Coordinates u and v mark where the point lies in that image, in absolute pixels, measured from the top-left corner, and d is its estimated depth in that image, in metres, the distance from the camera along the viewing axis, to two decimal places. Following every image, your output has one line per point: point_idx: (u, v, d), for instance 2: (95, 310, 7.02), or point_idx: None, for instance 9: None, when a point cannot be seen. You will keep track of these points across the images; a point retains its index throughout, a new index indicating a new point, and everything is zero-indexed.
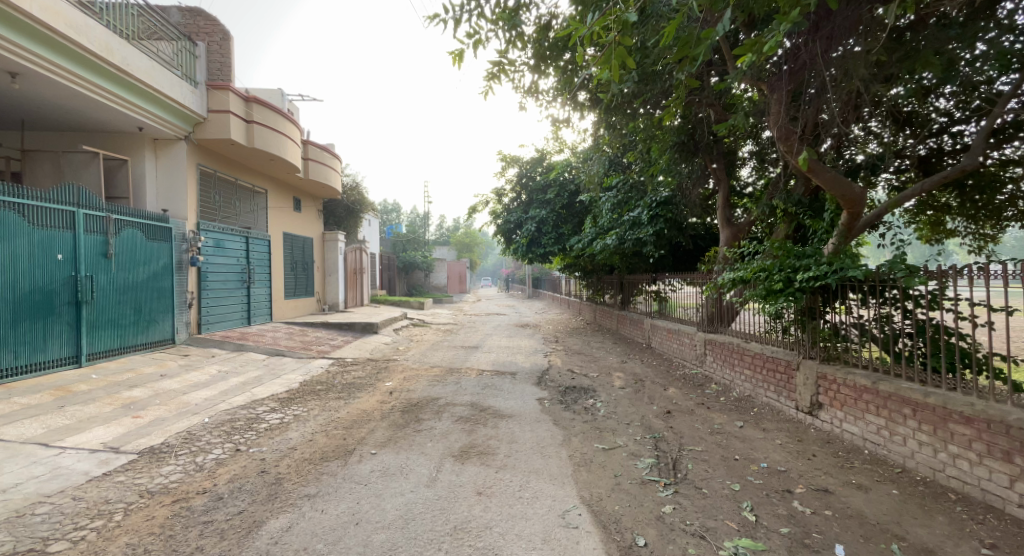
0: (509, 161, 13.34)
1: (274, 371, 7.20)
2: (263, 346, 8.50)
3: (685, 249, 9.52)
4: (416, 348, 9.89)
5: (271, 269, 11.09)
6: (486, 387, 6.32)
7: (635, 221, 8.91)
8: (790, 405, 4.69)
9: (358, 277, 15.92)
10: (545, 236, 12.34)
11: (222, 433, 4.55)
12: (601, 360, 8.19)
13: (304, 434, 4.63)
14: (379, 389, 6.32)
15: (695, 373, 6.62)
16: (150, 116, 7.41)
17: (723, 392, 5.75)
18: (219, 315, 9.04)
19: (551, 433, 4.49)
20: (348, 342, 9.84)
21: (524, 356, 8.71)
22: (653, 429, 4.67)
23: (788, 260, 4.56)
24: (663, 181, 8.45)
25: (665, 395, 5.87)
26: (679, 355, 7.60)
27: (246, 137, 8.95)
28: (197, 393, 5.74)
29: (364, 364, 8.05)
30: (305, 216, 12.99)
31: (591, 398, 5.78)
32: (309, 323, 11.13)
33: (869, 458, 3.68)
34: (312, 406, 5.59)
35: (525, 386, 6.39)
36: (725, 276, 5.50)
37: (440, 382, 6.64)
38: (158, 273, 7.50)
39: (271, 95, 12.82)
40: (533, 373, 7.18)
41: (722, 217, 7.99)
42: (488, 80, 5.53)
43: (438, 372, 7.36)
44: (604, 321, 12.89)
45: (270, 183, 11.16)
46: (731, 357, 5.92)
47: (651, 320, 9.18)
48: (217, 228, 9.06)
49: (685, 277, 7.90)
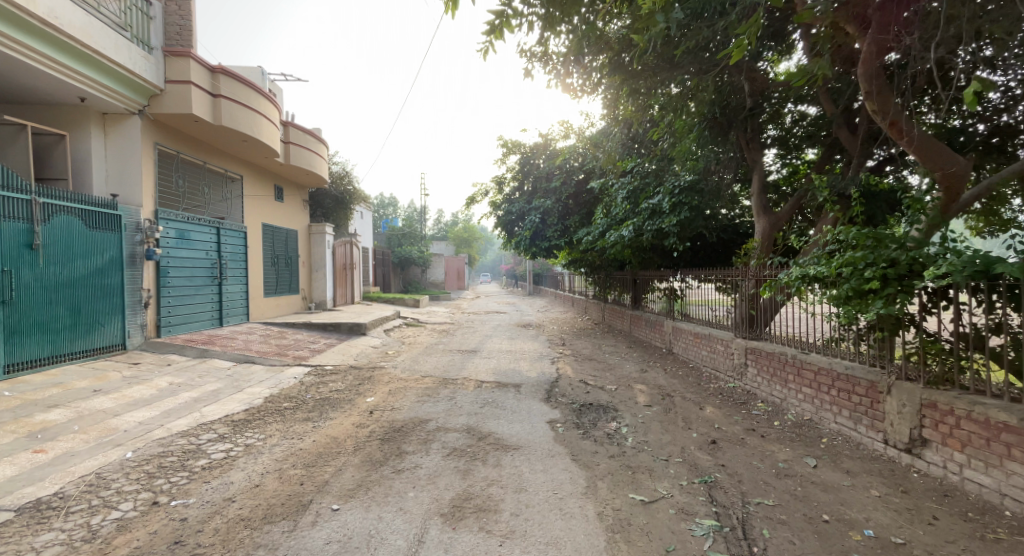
0: (510, 147, 12.26)
1: (237, 383, 6.14)
2: (230, 351, 7.42)
3: (708, 242, 8.47)
4: (408, 352, 8.82)
5: (247, 265, 10.01)
6: (486, 406, 5.25)
7: (655, 208, 7.79)
8: (876, 438, 3.68)
9: (348, 273, 14.84)
10: (550, 228, 11.28)
11: (143, 476, 3.50)
12: (616, 369, 7.11)
13: (250, 475, 3.58)
14: (356, 407, 5.27)
15: (732, 388, 5.57)
16: (90, 83, 6.29)
17: (774, 414, 4.71)
18: (183, 316, 7.98)
19: (570, 477, 3.46)
20: (330, 346, 8.77)
21: (529, 363, 7.66)
22: (701, 470, 3.61)
23: (882, 250, 3.43)
24: (687, 165, 7.40)
25: (703, 418, 4.82)
26: (708, 364, 6.51)
27: (213, 112, 7.88)
28: (132, 415, 4.69)
29: (345, 373, 6.99)
30: (287, 206, 11.88)
31: (614, 420, 4.74)
32: (289, 324, 10.05)
33: (1020, 526, 2.63)
34: (270, 432, 4.50)
35: (532, 404, 5.33)
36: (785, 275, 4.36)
37: (430, 398, 5.60)
38: (103, 268, 6.44)
39: (250, 72, 11.71)
40: (540, 386, 6.13)
41: (757, 205, 6.94)
42: (487, 36, 4.29)
43: (429, 384, 6.32)
44: (614, 321, 11.85)
45: (246, 170, 10.08)
46: (781, 370, 4.89)
47: (671, 322, 8.07)
48: (181, 217, 7.98)
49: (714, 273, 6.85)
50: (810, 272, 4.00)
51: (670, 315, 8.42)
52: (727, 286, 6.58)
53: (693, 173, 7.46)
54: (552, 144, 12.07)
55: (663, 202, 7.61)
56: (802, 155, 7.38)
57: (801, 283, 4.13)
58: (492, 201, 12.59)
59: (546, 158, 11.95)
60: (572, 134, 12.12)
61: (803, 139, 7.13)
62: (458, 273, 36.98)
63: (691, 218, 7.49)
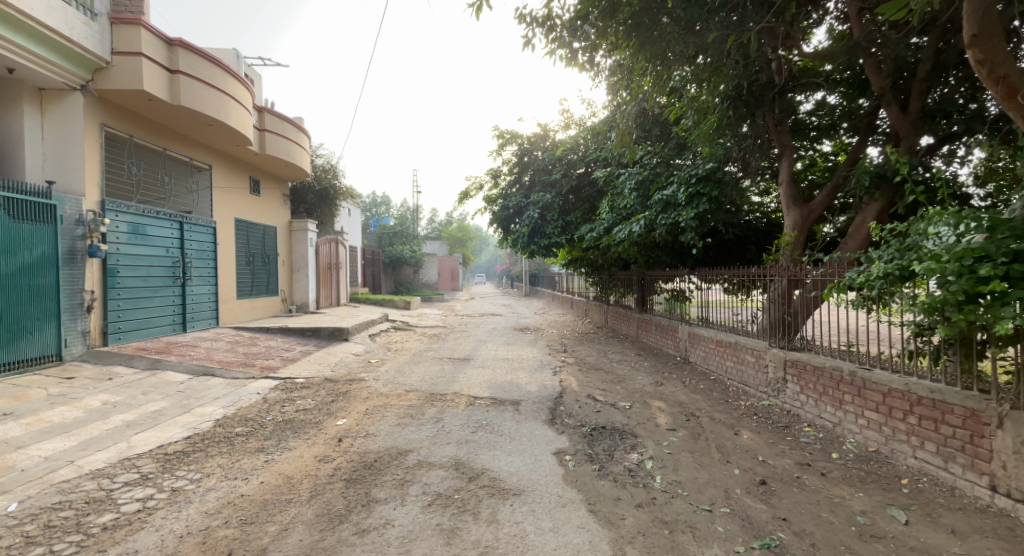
0: (507, 138, 11.38)
1: (187, 401, 5.23)
2: (188, 361, 6.50)
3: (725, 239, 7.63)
4: (393, 361, 7.92)
5: (216, 264, 9.08)
6: (479, 431, 4.37)
7: (669, 200, 6.91)
8: (980, 484, 2.87)
9: (332, 274, 13.88)
10: (549, 224, 10.36)
11: (16, 544, 2.60)
12: (628, 381, 6.24)
13: (165, 539, 2.69)
14: (323, 433, 4.38)
15: (770, 409, 4.72)
16: (19, 51, 5.35)
17: (829, 443, 3.89)
18: (136, 322, 7.06)
19: (590, 542, 2.60)
20: (306, 353, 7.87)
21: (528, 374, 6.77)
22: (757, 527, 2.76)
23: (1001, 239, 2.61)
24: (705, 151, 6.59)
25: (741, 446, 3.98)
26: (735, 377, 5.62)
27: (172, 91, 6.99)
28: (38, 448, 3.77)
29: (318, 387, 6.09)
30: (264, 200, 10.94)
31: (635, 452, 3.88)
32: (263, 328, 9.13)
33: None
34: (208, 470, 3.61)
35: (534, 428, 4.46)
36: (861, 279, 3.54)
37: (412, 420, 4.72)
38: (33, 267, 5.53)
39: (224, 54, 10.80)
40: (542, 403, 5.26)
41: (786, 196, 6.14)
42: None
43: (413, 401, 5.44)
44: (618, 325, 11.01)
45: (217, 159, 9.16)
46: (833, 389, 4.07)
47: (685, 328, 7.20)
48: (134, 209, 7.06)
49: (734, 273, 6.02)
50: (897, 270, 3.16)
51: (683, 318, 7.57)
52: (753, 286, 5.78)
53: (712, 160, 6.64)
54: (551, 135, 11.20)
55: (679, 192, 6.74)
56: (818, 150, 6.67)
57: (882, 283, 3.29)
58: (487, 195, 11.66)
59: (545, 149, 11.07)
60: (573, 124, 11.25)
61: (820, 131, 6.41)
62: (452, 273, 36.06)
63: (712, 211, 6.64)
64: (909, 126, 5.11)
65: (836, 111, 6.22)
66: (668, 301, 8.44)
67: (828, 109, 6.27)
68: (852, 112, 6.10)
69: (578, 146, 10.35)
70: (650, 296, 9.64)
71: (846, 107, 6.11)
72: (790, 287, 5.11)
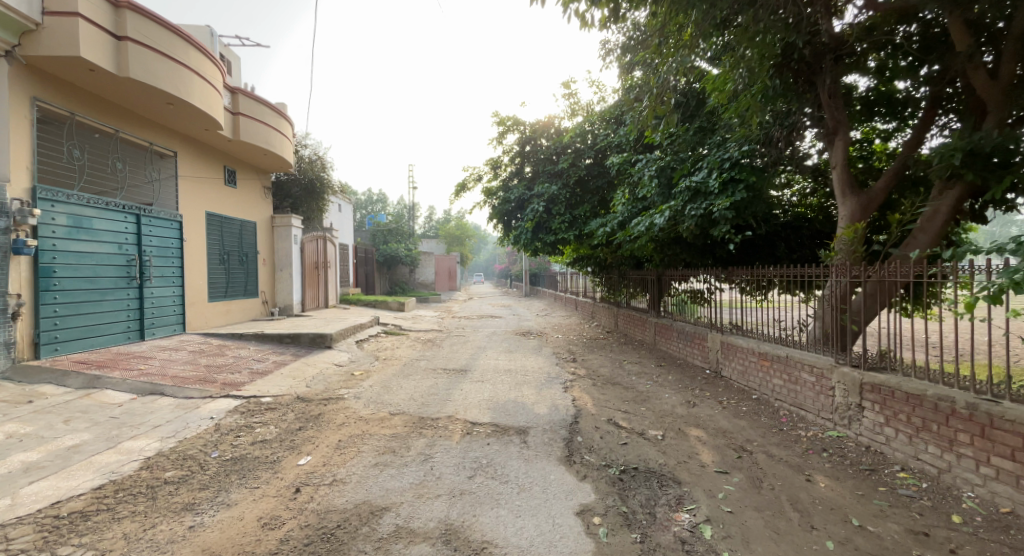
0: (509, 126, 10.41)
1: (119, 431, 4.26)
2: (134, 377, 5.51)
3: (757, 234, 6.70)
4: (380, 373, 6.94)
5: (182, 263, 8.09)
6: (478, 476, 3.40)
7: (699, 188, 5.95)
8: None
9: (320, 273, 12.86)
10: (555, 218, 9.31)
11: None
12: (655, 401, 5.27)
13: None
14: (279, 480, 3.42)
15: (843, 445, 3.74)
16: None
17: (941, 499, 2.94)
18: (80, 330, 6.10)
19: None
20: (280, 365, 6.89)
21: (534, 390, 5.82)
22: None
23: None
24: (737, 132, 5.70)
25: (822, 501, 3.02)
26: (784, 398, 4.66)
27: (119, 60, 6.06)
28: None
29: (286, 408, 5.13)
30: (241, 192, 9.95)
31: (684, 512, 2.92)
32: (236, 335, 8.15)
33: None
34: (107, 544, 2.63)
35: (548, 471, 3.49)
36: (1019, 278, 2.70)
37: (394, 457, 3.76)
38: None
39: (195, 31, 9.83)
40: (554, 432, 4.30)
41: (839, 182, 5.19)
42: None
43: (398, 428, 4.48)
44: (630, 329, 10.06)
45: (185, 146, 8.20)
46: (938, 424, 3.13)
47: (715, 336, 6.23)
48: (74, 198, 6.08)
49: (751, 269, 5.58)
50: None
51: (711, 324, 6.62)
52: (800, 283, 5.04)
53: (745, 144, 5.76)
54: (556, 123, 10.25)
55: (711, 179, 5.78)
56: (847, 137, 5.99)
57: None
58: (487, 187, 10.54)
59: (549, 137, 10.11)
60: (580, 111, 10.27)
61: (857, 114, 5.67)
62: (450, 272, 35.02)
63: (749, 201, 5.71)
64: (1001, 95, 4.17)
65: (868, 96, 5.55)
66: (689, 304, 7.52)
67: (857, 95, 5.59)
68: (889, 95, 5.42)
69: (589, 133, 9.40)
70: (667, 297, 8.68)
71: (881, 89, 5.44)
72: (851, 287, 4.45)
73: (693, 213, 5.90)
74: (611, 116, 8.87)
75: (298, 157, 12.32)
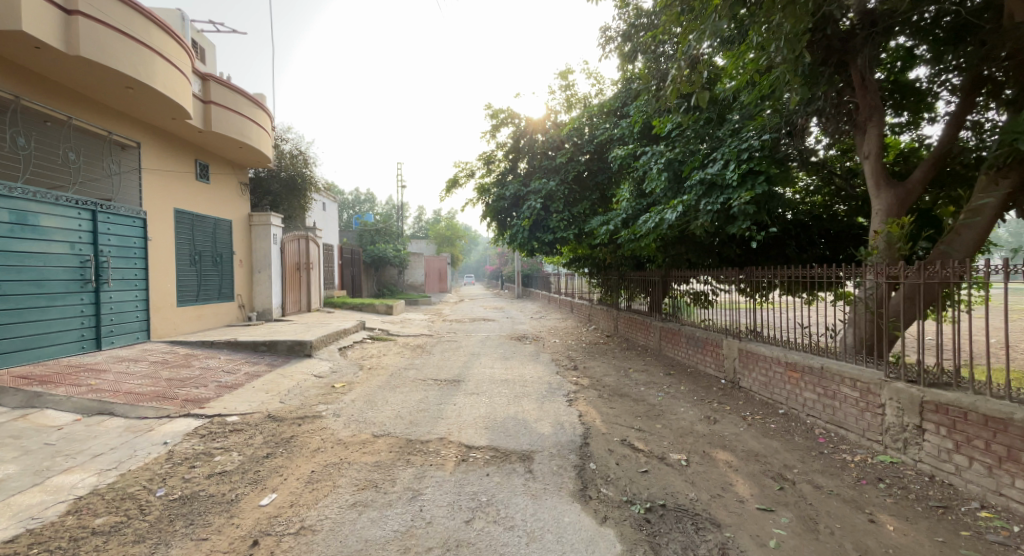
0: (503, 120, 9.83)
1: (52, 463, 3.59)
2: (80, 395, 4.82)
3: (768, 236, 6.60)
4: (364, 385, 6.30)
5: (147, 265, 7.38)
6: (478, 520, 2.82)
7: (715, 180, 5.44)
8: None
9: (302, 274, 12.12)
10: (553, 216, 8.71)
11: None
12: (671, 417, 4.72)
13: None
14: (237, 528, 2.81)
15: (903, 475, 3.24)
16: None
17: None
18: (23, 341, 5.38)
19: None
20: (252, 377, 6.22)
21: (536, 404, 5.24)
22: None
23: None
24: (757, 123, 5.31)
25: (896, 550, 2.51)
26: (815, 414, 4.20)
27: (69, 37, 5.36)
28: None
29: (255, 430, 4.49)
30: (215, 188, 9.23)
31: None
32: (206, 343, 7.46)
33: None
34: None
35: (562, 511, 2.93)
36: None
37: (378, 494, 3.16)
38: None
39: (165, 14, 9.08)
40: (564, 458, 3.73)
41: (873, 176, 4.75)
42: None
43: (383, 455, 3.87)
44: (630, 333, 9.55)
45: (151, 137, 7.51)
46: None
47: (726, 339, 5.79)
48: (17, 191, 5.37)
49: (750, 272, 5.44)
50: None
51: (722, 328, 6.12)
52: (800, 285, 4.94)
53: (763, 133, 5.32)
54: (552, 116, 9.69)
55: (729, 171, 5.28)
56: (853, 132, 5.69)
57: None
58: (480, 184, 9.89)
59: (546, 131, 9.55)
60: (578, 103, 9.70)
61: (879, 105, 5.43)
62: (439, 273, 34.27)
63: (770, 195, 5.22)
64: None
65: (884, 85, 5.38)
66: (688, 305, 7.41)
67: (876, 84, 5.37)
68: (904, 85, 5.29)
69: (588, 127, 8.86)
70: (671, 299, 8.18)
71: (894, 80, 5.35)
72: (889, 288, 4.07)
73: (709, 208, 5.39)
74: (612, 108, 8.47)
75: (278, 152, 11.60)
